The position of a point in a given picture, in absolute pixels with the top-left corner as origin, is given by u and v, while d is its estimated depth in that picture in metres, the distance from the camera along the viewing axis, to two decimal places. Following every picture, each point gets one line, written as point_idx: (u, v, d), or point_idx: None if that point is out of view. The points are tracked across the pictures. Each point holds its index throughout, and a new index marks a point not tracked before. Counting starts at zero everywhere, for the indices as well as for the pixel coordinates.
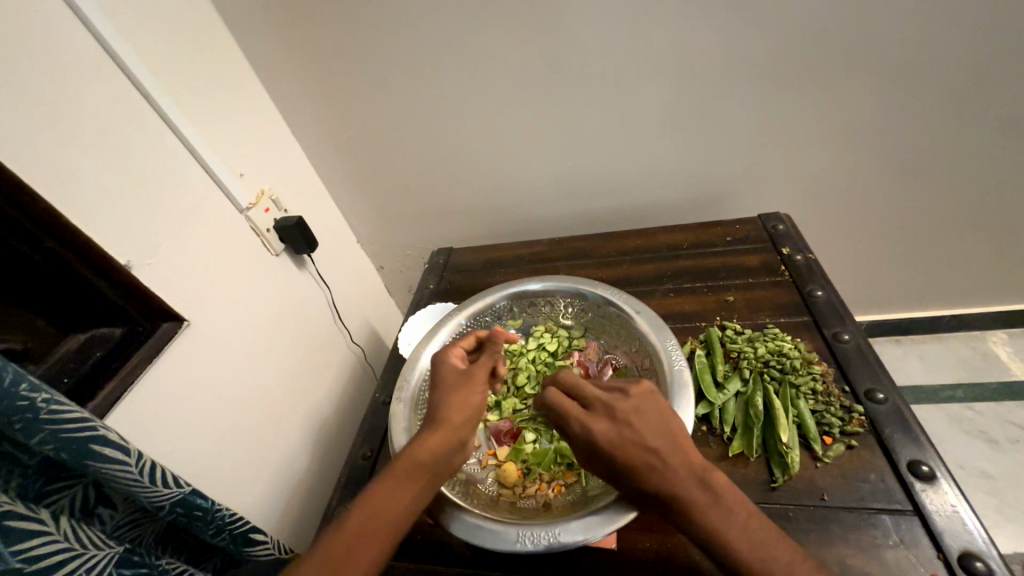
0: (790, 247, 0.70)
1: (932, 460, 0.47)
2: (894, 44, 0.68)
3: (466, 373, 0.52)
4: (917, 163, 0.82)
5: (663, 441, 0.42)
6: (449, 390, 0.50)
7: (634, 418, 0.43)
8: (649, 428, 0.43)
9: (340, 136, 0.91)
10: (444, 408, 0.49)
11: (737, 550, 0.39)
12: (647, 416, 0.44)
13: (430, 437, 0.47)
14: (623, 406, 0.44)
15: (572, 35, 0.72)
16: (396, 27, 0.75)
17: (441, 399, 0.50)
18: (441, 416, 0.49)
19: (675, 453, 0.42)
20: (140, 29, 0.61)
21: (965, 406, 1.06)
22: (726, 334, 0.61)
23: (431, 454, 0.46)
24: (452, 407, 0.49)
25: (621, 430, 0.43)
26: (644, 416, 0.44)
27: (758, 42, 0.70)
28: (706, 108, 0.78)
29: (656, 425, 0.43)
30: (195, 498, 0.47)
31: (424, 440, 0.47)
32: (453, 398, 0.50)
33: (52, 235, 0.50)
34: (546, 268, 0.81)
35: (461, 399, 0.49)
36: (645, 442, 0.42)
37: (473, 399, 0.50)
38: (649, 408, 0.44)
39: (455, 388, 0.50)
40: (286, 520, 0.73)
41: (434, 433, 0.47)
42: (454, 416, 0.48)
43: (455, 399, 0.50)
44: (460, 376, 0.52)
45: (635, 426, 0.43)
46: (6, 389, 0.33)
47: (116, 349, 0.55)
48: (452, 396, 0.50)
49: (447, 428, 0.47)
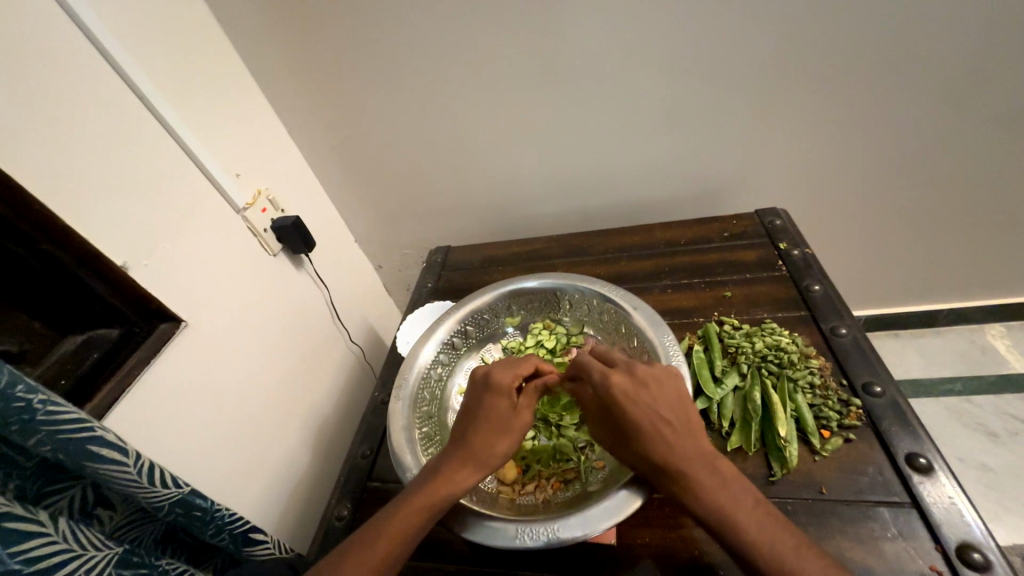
0: (788, 241, 0.70)
1: (930, 452, 0.47)
2: (890, 37, 0.68)
3: (514, 414, 0.49)
4: (915, 157, 0.82)
5: (674, 410, 0.44)
6: (492, 427, 0.48)
7: (652, 382, 0.45)
8: (665, 397, 0.44)
9: (337, 135, 0.91)
10: (484, 448, 0.47)
11: (745, 535, 0.39)
12: (665, 396, 0.45)
13: (462, 474, 0.46)
14: (643, 369, 0.46)
15: (568, 32, 0.72)
16: (392, 26, 0.75)
17: (482, 437, 0.47)
18: (478, 457, 0.47)
19: (684, 422, 0.44)
20: (133, 28, 0.61)
21: (964, 399, 1.06)
22: (724, 329, 0.61)
23: (460, 491, 0.46)
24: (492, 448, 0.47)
25: (636, 390, 0.45)
26: (663, 396, 0.44)
27: (754, 37, 0.70)
28: (703, 104, 0.78)
29: (671, 398, 0.45)
30: (194, 499, 0.47)
31: (456, 478, 0.46)
32: (494, 441, 0.47)
33: (48, 237, 0.50)
34: (544, 266, 0.81)
35: (503, 443, 0.48)
36: (657, 408, 0.44)
37: (513, 443, 0.48)
38: (667, 381, 0.45)
39: (500, 427, 0.48)
40: (286, 520, 0.73)
41: (469, 472, 0.46)
42: (492, 459, 0.47)
43: (498, 442, 0.47)
44: (507, 415, 0.48)
45: (651, 390, 0.45)
46: (4, 390, 0.33)
47: (113, 350, 0.55)
48: (496, 438, 0.47)
49: (484, 470, 0.47)
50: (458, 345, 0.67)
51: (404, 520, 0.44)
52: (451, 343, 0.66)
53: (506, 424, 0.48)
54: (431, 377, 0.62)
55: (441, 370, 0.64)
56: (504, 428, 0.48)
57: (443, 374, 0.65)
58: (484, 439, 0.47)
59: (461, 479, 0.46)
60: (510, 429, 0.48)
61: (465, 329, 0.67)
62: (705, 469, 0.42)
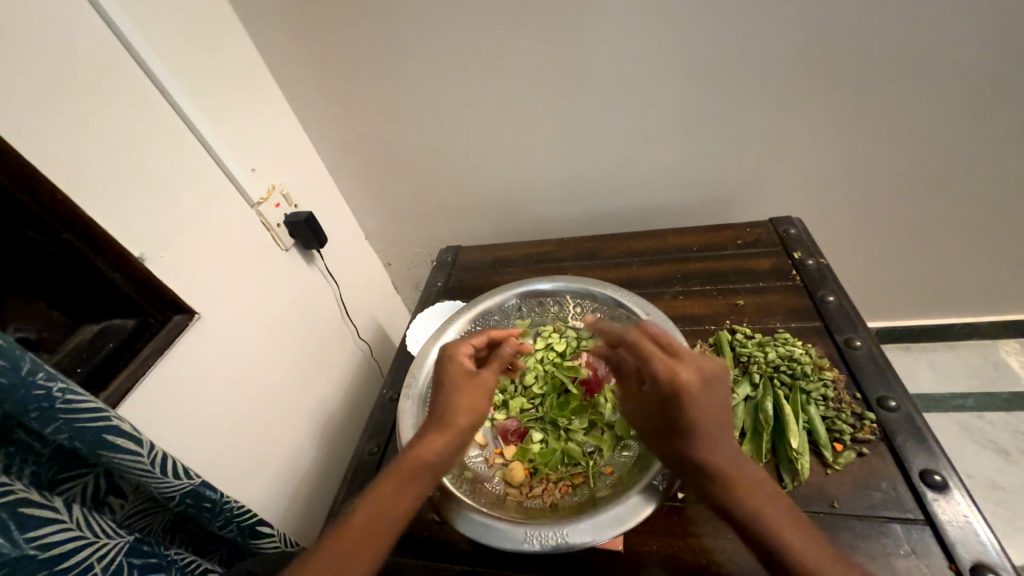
0: (802, 251, 0.69)
1: (945, 469, 0.47)
2: (913, 47, 0.67)
3: (474, 375, 0.51)
4: (934, 167, 0.81)
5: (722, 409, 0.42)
6: (452, 388, 0.49)
7: (714, 383, 0.43)
8: (719, 402, 0.42)
9: (350, 132, 0.91)
10: (449, 408, 0.48)
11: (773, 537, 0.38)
12: (721, 395, 0.42)
13: (436, 439, 0.46)
14: (710, 370, 0.43)
15: (585, 33, 0.72)
16: (408, 24, 0.75)
17: (447, 397, 0.49)
18: (445, 416, 0.48)
19: (722, 430, 0.41)
20: (152, 18, 0.62)
21: (975, 416, 1.04)
22: (736, 338, 0.61)
23: (435, 455, 0.46)
24: (458, 406, 0.48)
25: (700, 391, 0.42)
26: (719, 397, 0.42)
27: (772, 43, 0.69)
28: (718, 110, 0.77)
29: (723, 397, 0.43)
30: (204, 490, 0.47)
31: (429, 440, 0.46)
32: (459, 399, 0.48)
33: (69, 227, 0.50)
34: (554, 268, 0.81)
35: (467, 399, 0.49)
36: (712, 408, 0.41)
37: (479, 400, 0.49)
38: (724, 380, 0.44)
39: (459, 386, 0.49)
40: (291, 513, 0.74)
41: (442, 432, 0.47)
42: (460, 413, 0.48)
43: (462, 398, 0.49)
44: (467, 375, 0.51)
45: (712, 392, 0.42)
46: (23, 377, 0.34)
47: (129, 339, 0.56)
48: (457, 396, 0.49)
49: (454, 429, 0.47)
50: None
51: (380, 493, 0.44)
52: None
53: (467, 382, 0.50)
54: None
55: None
56: (471, 389, 0.49)
57: None
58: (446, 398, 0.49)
59: (433, 442, 0.46)
60: (471, 387, 0.50)
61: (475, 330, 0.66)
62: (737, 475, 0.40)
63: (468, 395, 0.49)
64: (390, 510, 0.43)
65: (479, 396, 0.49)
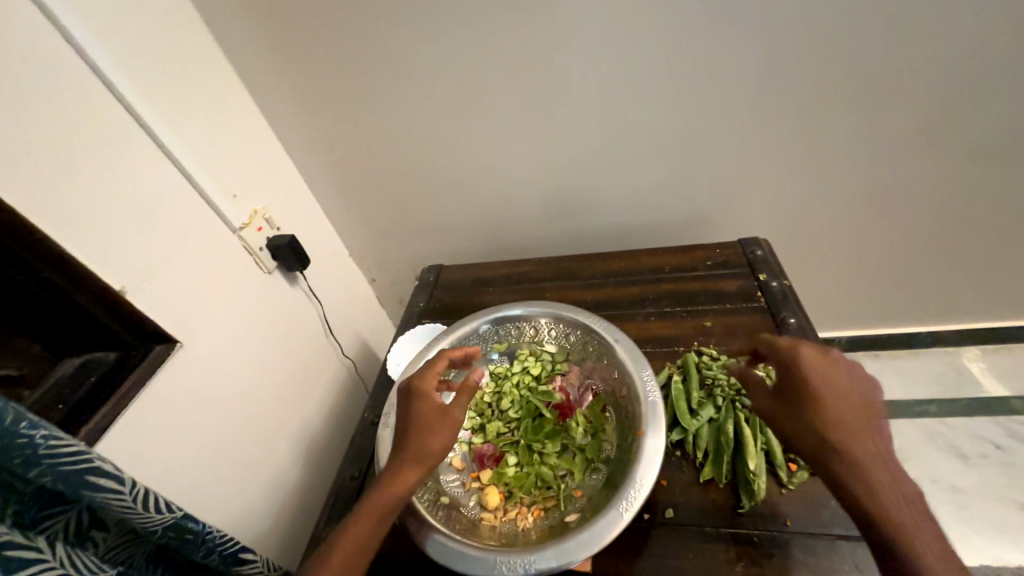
0: (767, 273, 0.72)
1: None
2: (861, 75, 0.71)
3: (443, 410, 0.51)
4: (889, 186, 0.85)
5: (843, 387, 0.45)
6: (421, 426, 0.51)
7: (836, 366, 0.46)
8: (842, 384, 0.45)
9: (333, 154, 0.93)
10: (421, 447, 0.50)
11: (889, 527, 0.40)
12: (840, 378, 0.46)
13: (408, 477, 0.49)
14: (845, 359, 0.47)
15: (557, 62, 0.75)
16: (388, 53, 0.77)
17: (418, 436, 0.50)
18: (417, 457, 0.50)
19: (850, 408, 0.44)
20: (131, 50, 0.63)
21: (939, 421, 1.09)
22: (702, 360, 0.64)
23: (406, 491, 0.49)
24: (430, 444, 0.50)
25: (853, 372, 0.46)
26: (839, 378, 0.46)
27: (733, 74, 0.73)
28: (686, 135, 0.81)
29: (846, 379, 0.46)
30: (187, 522, 0.49)
31: (403, 478, 0.49)
32: (431, 438, 0.50)
33: (48, 265, 0.51)
34: (533, 289, 0.83)
35: (437, 437, 0.50)
36: (833, 386, 0.45)
37: (449, 436, 0.51)
38: (846, 366, 0.46)
39: (430, 425, 0.51)
40: (275, 534, 0.75)
41: (415, 469, 0.49)
42: (431, 451, 0.50)
43: (433, 437, 0.50)
44: (436, 411, 0.51)
45: (829, 374, 0.46)
46: (8, 427, 0.35)
47: (110, 372, 0.57)
48: (428, 436, 0.50)
49: (425, 466, 0.50)
50: None
51: (357, 531, 0.47)
52: None
53: (437, 420, 0.51)
54: None
55: None
56: (440, 426, 0.51)
57: None
58: (417, 437, 0.50)
59: (406, 480, 0.49)
60: (440, 423, 0.51)
61: None
62: (864, 460, 0.42)
63: (437, 433, 0.50)
64: (365, 543, 0.47)
65: (449, 431, 0.51)
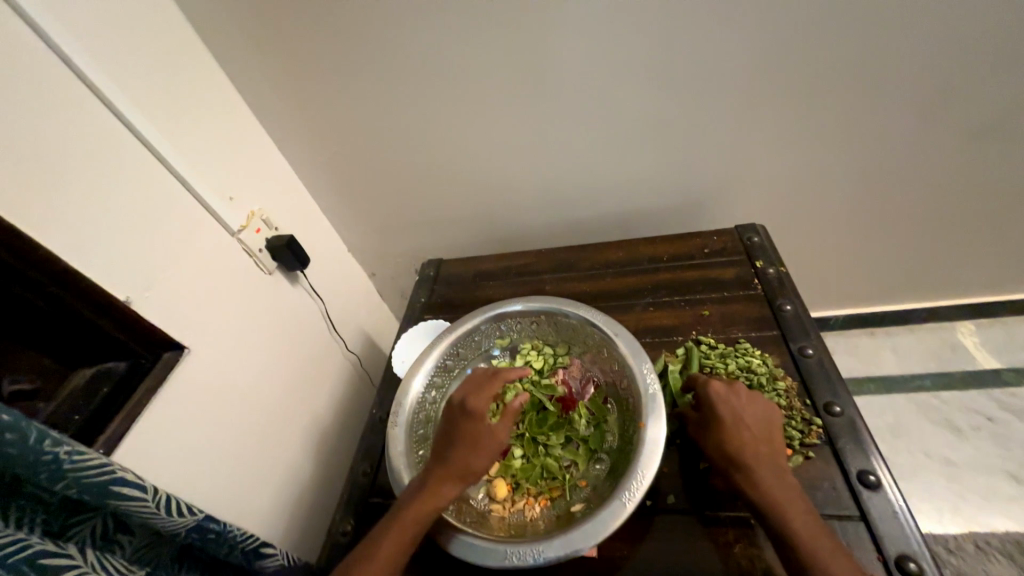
0: (764, 260, 0.73)
1: (879, 469, 0.52)
2: (856, 58, 0.71)
3: (490, 432, 0.54)
4: (884, 167, 0.85)
5: (751, 416, 0.52)
6: (469, 446, 0.53)
7: (744, 399, 0.53)
8: (751, 412, 0.52)
9: (327, 151, 0.93)
10: (467, 464, 0.52)
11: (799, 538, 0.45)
12: (748, 408, 0.52)
13: (450, 490, 0.52)
14: (746, 392, 0.54)
15: (549, 52, 0.74)
16: (377, 48, 0.76)
17: (465, 454, 0.53)
18: (461, 473, 0.52)
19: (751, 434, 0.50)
20: (119, 58, 0.62)
21: (932, 395, 1.11)
22: (701, 349, 0.65)
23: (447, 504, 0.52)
24: (475, 463, 0.52)
25: (752, 403, 0.53)
26: (746, 407, 0.52)
27: (727, 60, 0.73)
28: (681, 122, 0.81)
29: (754, 410, 0.52)
30: (208, 523, 0.50)
31: (445, 491, 0.52)
32: (477, 457, 0.53)
33: (55, 281, 0.52)
34: (533, 281, 0.84)
35: (482, 457, 0.53)
36: (744, 416, 0.52)
37: (493, 456, 0.53)
38: (748, 399, 0.53)
39: (477, 445, 0.53)
40: (292, 527, 0.78)
41: (458, 485, 0.52)
42: (475, 471, 0.53)
43: (479, 456, 0.53)
44: (485, 432, 0.53)
45: (737, 405, 0.52)
46: (31, 446, 0.36)
47: (123, 382, 0.58)
48: (475, 455, 0.53)
49: (468, 481, 0.52)
50: (451, 367, 0.68)
51: (398, 538, 0.50)
52: (444, 366, 0.67)
53: (484, 441, 0.53)
54: (427, 402, 0.65)
55: (436, 394, 0.66)
56: (486, 447, 0.53)
57: (439, 397, 0.66)
58: (464, 455, 0.53)
59: (448, 493, 0.52)
60: (487, 445, 0.53)
61: (457, 352, 0.68)
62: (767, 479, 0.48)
63: (482, 453, 0.53)
64: (404, 549, 0.50)
65: (494, 453, 0.53)
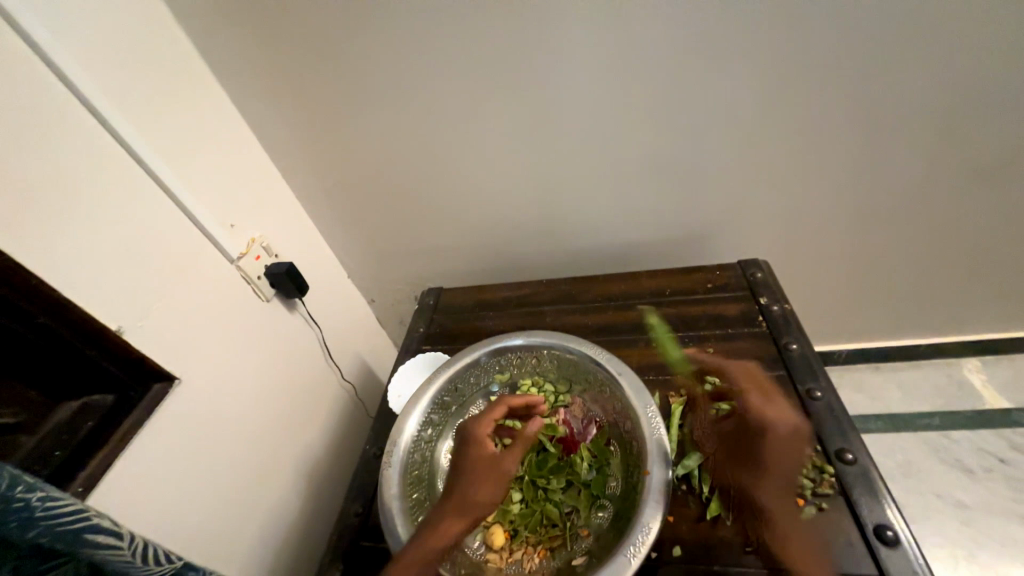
0: (768, 296, 0.72)
1: (897, 523, 0.50)
2: (852, 99, 0.73)
3: (495, 461, 0.53)
4: (885, 203, 0.86)
5: (782, 433, 0.57)
6: (474, 473, 0.52)
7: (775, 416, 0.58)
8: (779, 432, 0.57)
9: (331, 179, 0.93)
10: (471, 495, 0.51)
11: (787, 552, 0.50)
12: (776, 422, 0.57)
13: (452, 525, 0.50)
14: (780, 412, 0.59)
15: (552, 88, 0.76)
16: (384, 81, 0.77)
17: (469, 484, 0.52)
18: (464, 505, 0.51)
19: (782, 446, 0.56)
20: (128, 88, 0.64)
21: (942, 435, 1.08)
22: (705, 389, 0.64)
23: (449, 541, 0.49)
24: (479, 494, 0.51)
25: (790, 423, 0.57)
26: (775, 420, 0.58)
27: (724, 98, 0.74)
28: (680, 156, 0.82)
29: (784, 424, 0.57)
30: (190, 572, 0.47)
31: (446, 527, 0.50)
32: (481, 487, 0.52)
33: (45, 311, 0.51)
34: (534, 313, 0.83)
35: (487, 487, 0.52)
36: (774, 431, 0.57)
37: (498, 488, 0.52)
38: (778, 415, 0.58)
39: (481, 474, 0.52)
40: (277, 568, 0.74)
41: (460, 519, 0.50)
42: (482, 502, 0.51)
43: (483, 487, 0.52)
44: (489, 461, 0.53)
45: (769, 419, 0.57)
46: (4, 491, 0.35)
47: (108, 416, 0.56)
48: (479, 486, 0.52)
49: (471, 515, 0.50)
50: (448, 403, 0.66)
51: None
52: (441, 402, 0.65)
53: (490, 471, 0.53)
54: (422, 441, 0.62)
55: (432, 432, 0.64)
56: (490, 477, 0.52)
57: (434, 435, 0.64)
58: (470, 484, 0.52)
59: (451, 529, 0.50)
60: (491, 475, 0.52)
61: (455, 387, 0.66)
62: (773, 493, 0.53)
63: (487, 483, 0.52)
64: None
65: (499, 483, 0.52)
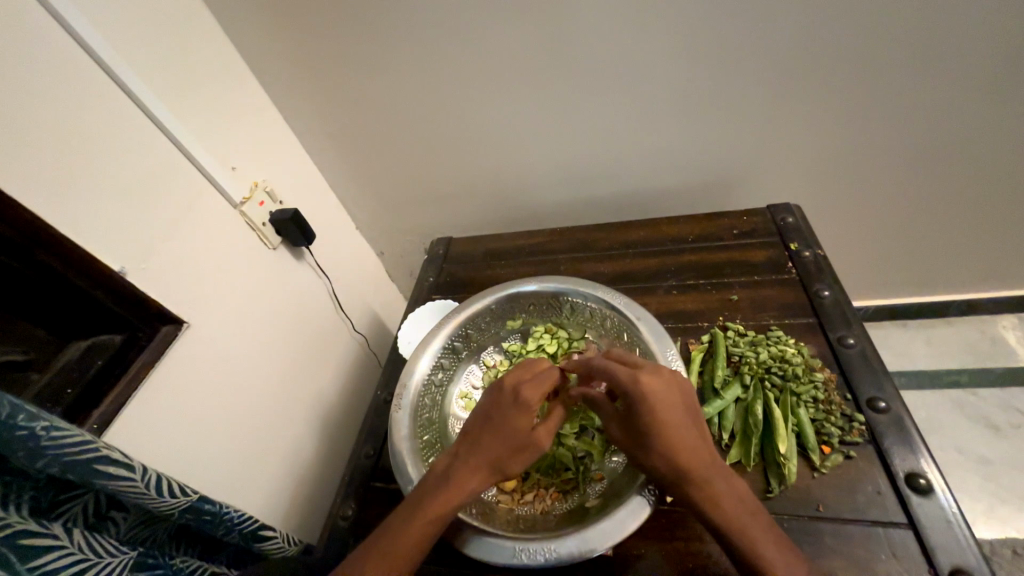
0: (799, 242, 0.67)
1: (931, 472, 0.47)
2: (926, 21, 0.62)
3: (531, 432, 0.48)
4: (941, 147, 0.77)
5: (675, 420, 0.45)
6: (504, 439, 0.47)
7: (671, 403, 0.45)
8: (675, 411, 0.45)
9: (333, 122, 0.88)
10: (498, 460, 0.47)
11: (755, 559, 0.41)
12: (672, 410, 0.45)
13: (476, 483, 0.47)
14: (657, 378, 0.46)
15: (572, 14, 0.67)
16: (385, 9, 0.70)
17: (497, 448, 0.47)
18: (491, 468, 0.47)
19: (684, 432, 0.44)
20: (108, 14, 0.58)
21: (969, 392, 1.04)
22: (729, 336, 0.60)
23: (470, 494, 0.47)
24: (508, 461, 0.47)
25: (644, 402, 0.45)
26: (670, 408, 0.44)
27: (771, 23, 0.65)
28: (713, 93, 0.74)
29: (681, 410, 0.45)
30: (203, 505, 0.48)
31: (468, 483, 0.47)
32: (511, 456, 0.47)
33: (42, 246, 0.49)
34: (547, 261, 0.79)
35: (518, 458, 0.47)
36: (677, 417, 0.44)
37: (530, 457, 0.48)
38: (668, 394, 0.45)
39: (514, 441, 0.47)
40: (294, 508, 0.76)
41: (483, 479, 0.47)
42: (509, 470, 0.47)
43: (514, 458, 0.47)
44: (524, 432, 0.47)
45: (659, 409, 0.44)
46: (4, 421, 0.34)
47: (118, 355, 0.55)
48: (511, 455, 0.47)
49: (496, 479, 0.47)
50: (459, 349, 0.65)
51: (417, 528, 0.45)
52: (452, 347, 0.64)
53: (524, 441, 0.47)
54: (433, 384, 0.62)
55: (442, 376, 0.63)
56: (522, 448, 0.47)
57: (444, 379, 0.63)
58: (496, 450, 0.47)
59: (474, 484, 0.47)
60: (525, 448, 0.47)
61: (466, 333, 0.65)
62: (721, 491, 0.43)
63: (518, 455, 0.47)
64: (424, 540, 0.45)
65: (532, 455, 0.47)
